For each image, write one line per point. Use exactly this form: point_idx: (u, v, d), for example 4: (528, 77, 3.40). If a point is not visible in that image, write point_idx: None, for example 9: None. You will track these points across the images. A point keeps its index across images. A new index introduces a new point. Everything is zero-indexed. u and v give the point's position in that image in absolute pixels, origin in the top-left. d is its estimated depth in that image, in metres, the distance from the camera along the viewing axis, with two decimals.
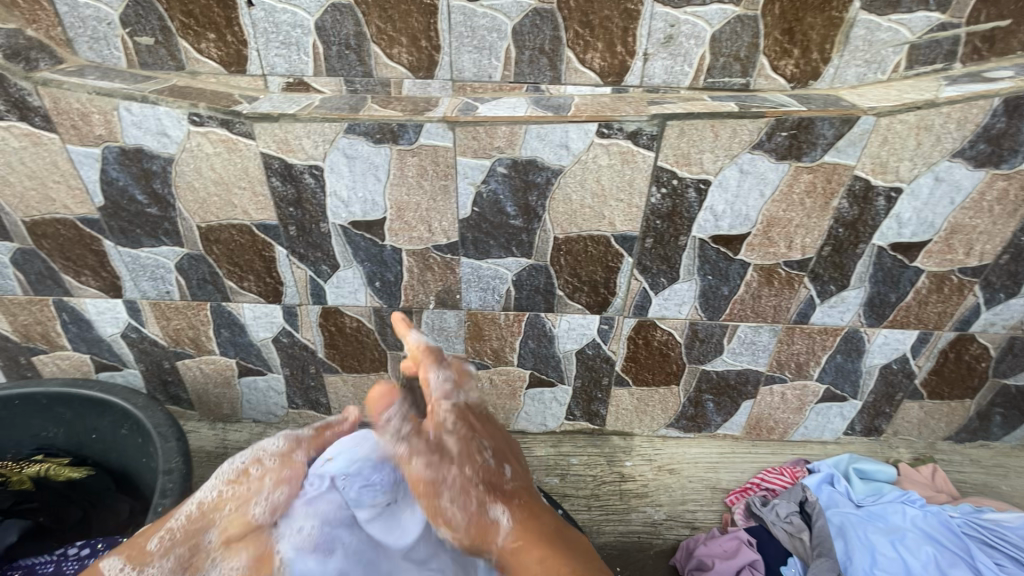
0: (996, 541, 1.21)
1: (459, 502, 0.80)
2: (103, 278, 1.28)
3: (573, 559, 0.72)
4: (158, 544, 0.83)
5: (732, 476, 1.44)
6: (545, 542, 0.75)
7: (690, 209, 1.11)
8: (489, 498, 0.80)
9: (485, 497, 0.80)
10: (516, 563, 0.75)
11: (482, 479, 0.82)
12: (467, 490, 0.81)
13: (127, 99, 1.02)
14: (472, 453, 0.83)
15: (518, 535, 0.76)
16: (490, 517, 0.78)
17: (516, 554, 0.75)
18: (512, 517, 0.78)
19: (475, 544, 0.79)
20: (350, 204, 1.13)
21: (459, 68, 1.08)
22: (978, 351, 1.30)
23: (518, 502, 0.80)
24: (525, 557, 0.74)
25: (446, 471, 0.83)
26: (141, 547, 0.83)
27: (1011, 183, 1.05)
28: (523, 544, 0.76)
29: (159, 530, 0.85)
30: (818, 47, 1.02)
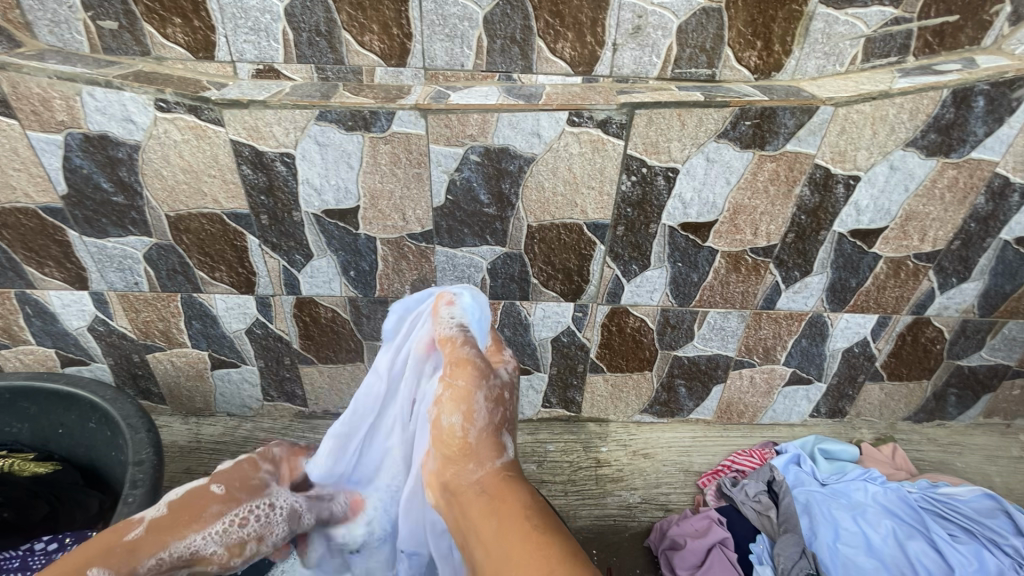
0: (950, 513, 1.27)
1: (491, 404, 0.74)
2: (68, 270, 1.25)
3: (539, 519, 0.65)
4: (154, 567, 0.74)
5: (704, 459, 1.48)
6: (529, 484, 0.71)
7: (660, 197, 1.14)
8: (505, 427, 0.75)
9: (504, 424, 0.75)
10: (496, 492, 0.69)
11: (508, 415, 0.76)
12: (495, 403, 0.75)
13: (90, 84, 1.00)
14: (507, 397, 0.77)
15: (499, 478, 0.71)
16: (502, 441, 0.74)
17: (503, 484, 0.70)
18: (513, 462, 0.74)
19: (465, 452, 0.73)
20: (323, 192, 1.13)
21: (431, 56, 1.08)
22: (934, 334, 1.36)
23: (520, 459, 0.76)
24: (499, 505, 0.67)
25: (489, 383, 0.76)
26: (134, 564, 0.73)
27: (960, 171, 1.11)
28: (495, 489, 0.70)
29: (158, 547, 0.75)
30: (780, 40, 1.06)
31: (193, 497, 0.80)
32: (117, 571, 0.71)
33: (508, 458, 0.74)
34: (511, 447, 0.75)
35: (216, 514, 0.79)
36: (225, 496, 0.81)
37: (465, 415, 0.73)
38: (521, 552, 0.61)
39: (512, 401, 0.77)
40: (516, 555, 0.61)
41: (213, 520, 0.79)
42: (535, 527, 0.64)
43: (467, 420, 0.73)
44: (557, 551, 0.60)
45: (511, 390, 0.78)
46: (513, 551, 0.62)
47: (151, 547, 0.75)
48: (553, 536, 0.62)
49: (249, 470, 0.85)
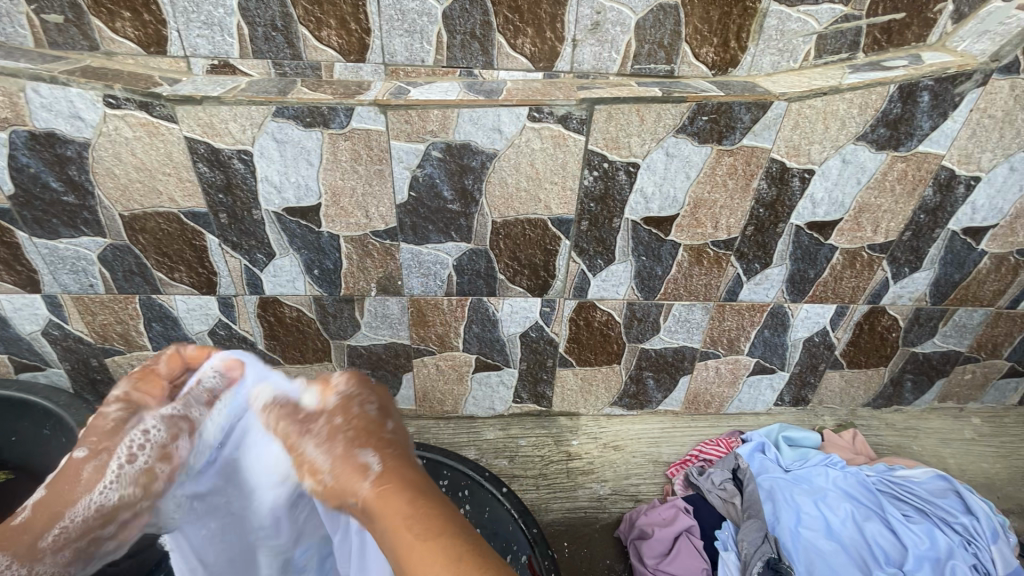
0: (905, 495, 1.32)
1: (324, 445, 0.77)
2: (18, 273, 1.21)
3: (421, 526, 0.66)
4: (52, 542, 0.78)
5: (673, 449, 1.51)
6: (409, 488, 0.71)
7: (622, 192, 1.15)
8: (357, 444, 0.76)
9: (355, 441, 0.76)
10: (379, 509, 0.70)
11: (354, 429, 0.78)
12: (332, 437, 0.77)
13: (34, 80, 0.96)
14: (349, 408, 0.80)
15: (382, 490, 0.71)
16: (361, 461, 0.74)
17: (379, 498, 0.70)
18: (381, 467, 0.73)
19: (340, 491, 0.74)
20: (283, 190, 1.11)
21: (391, 52, 1.07)
22: (890, 322, 1.40)
23: (394, 454, 0.76)
24: (382, 522, 0.69)
25: (319, 421, 0.79)
26: (29, 544, 0.76)
27: (909, 164, 1.14)
28: (381, 501, 0.70)
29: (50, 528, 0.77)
30: (735, 36, 1.08)
31: (69, 470, 0.79)
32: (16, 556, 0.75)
33: (373, 464, 0.74)
34: (371, 455, 0.74)
35: (94, 472, 0.79)
36: (90, 454, 0.80)
37: (319, 455, 0.76)
38: (416, 553, 0.64)
39: (351, 415, 0.79)
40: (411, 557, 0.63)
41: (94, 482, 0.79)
42: (421, 536, 0.65)
43: (321, 459, 0.76)
44: (441, 548, 0.63)
45: (345, 404, 0.80)
46: (405, 556, 0.64)
47: (44, 525, 0.78)
48: (442, 535, 0.65)
49: (102, 422, 0.82)
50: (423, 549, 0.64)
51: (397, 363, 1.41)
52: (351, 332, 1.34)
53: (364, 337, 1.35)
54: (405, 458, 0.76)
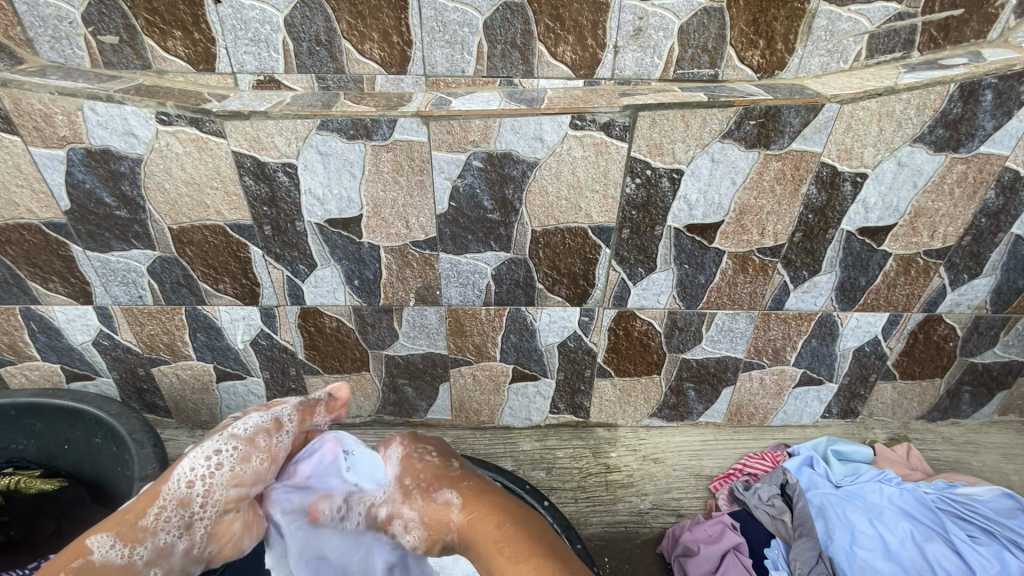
0: (968, 514, 1.25)
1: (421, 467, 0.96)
2: (72, 285, 1.25)
3: (513, 550, 0.80)
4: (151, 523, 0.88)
5: (715, 462, 1.46)
6: (495, 512, 0.86)
7: (665, 199, 1.12)
8: (437, 485, 0.92)
9: (431, 486, 0.92)
10: (471, 534, 0.85)
11: (432, 475, 0.94)
12: (410, 493, 0.93)
13: (91, 99, 1.00)
14: (415, 463, 0.97)
15: (470, 514, 0.87)
16: (439, 499, 0.91)
17: (471, 526, 0.86)
18: (462, 499, 0.89)
19: (434, 529, 0.90)
20: (326, 202, 1.12)
21: (432, 63, 1.08)
22: (947, 331, 1.34)
23: (472, 488, 0.91)
24: (478, 544, 0.84)
25: (388, 488, 0.96)
26: (131, 525, 0.87)
27: (969, 166, 1.09)
28: (474, 522, 0.86)
29: (150, 508, 0.88)
30: (783, 38, 1.05)
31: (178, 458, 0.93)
32: (120, 538, 0.86)
33: (457, 499, 0.89)
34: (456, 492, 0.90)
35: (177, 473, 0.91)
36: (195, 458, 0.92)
37: (407, 525, 0.92)
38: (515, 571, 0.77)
39: (417, 470, 0.95)
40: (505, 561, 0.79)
41: (184, 460, 0.92)
42: (512, 559, 0.79)
43: (409, 523, 0.91)
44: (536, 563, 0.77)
45: (410, 469, 0.96)
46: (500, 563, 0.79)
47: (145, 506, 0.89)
48: (540, 558, 0.78)
49: (225, 424, 0.99)
50: (504, 540, 0.81)
51: (434, 373, 1.41)
52: (389, 342, 1.34)
53: (402, 347, 1.35)
54: (482, 490, 0.91)
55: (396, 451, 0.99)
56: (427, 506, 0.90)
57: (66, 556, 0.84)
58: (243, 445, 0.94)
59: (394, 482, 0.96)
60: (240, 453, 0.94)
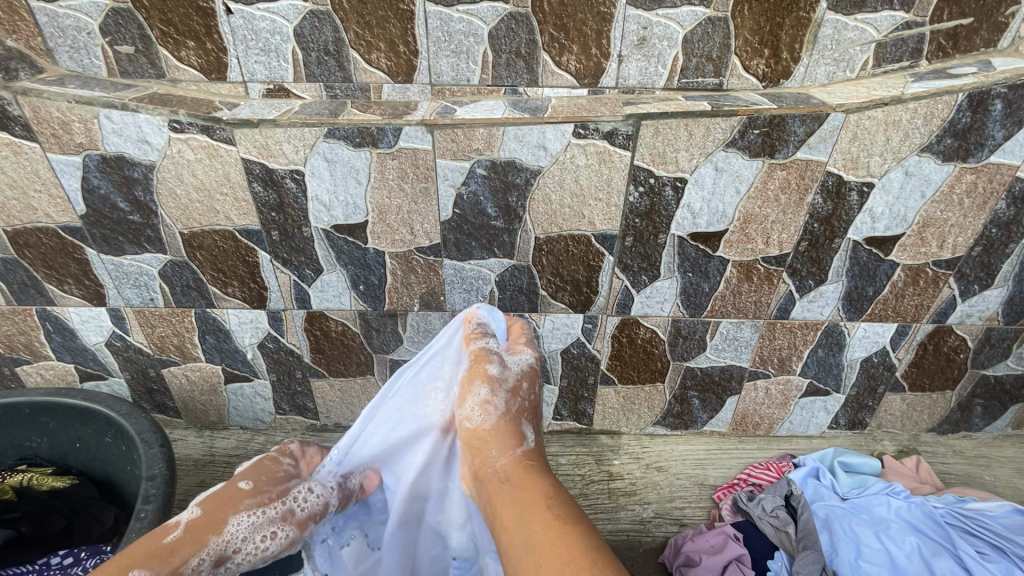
0: (978, 530, 1.23)
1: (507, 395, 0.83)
2: (86, 287, 1.28)
3: (561, 510, 0.68)
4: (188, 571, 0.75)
5: (720, 472, 1.45)
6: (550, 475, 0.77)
7: (668, 208, 1.13)
8: (521, 418, 0.82)
9: (518, 417, 0.82)
10: (518, 481, 0.74)
11: (528, 405, 0.84)
12: (515, 394, 0.84)
13: (106, 107, 1.03)
14: (525, 387, 0.86)
15: (522, 466, 0.77)
16: (518, 432, 0.81)
17: (524, 474, 0.75)
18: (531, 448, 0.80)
19: (491, 441, 0.79)
20: (332, 208, 1.14)
21: (437, 72, 1.09)
22: (957, 342, 1.32)
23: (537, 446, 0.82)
24: (520, 493, 0.72)
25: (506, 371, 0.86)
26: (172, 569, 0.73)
27: (979, 176, 1.08)
28: (517, 477, 0.75)
29: (189, 561, 0.75)
30: (788, 47, 1.05)
31: (223, 493, 0.80)
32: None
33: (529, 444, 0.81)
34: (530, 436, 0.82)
35: (247, 505, 0.80)
36: (255, 491, 0.82)
37: (484, 406, 0.82)
38: (549, 539, 0.65)
39: (531, 391, 0.85)
40: (545, 552, 0.63)
41: (234, 516, 0.78)
42: (560, 517, 0.67)
43: (489, 408, 0.82)
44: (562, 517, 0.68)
45: (529, 379, 0.86)
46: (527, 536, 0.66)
47: (190, 551, 0.75)
48: (578, 529, 0.66)
49: (271, 465, 0.86)
50: (557, 498, 0.71)
51: None
52: (393, 346, 1.36)
53: (406, 352, 1.37)
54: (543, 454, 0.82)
55: (528, 355, 0.89)
56: (506, 425, 0.81)
57: None
58: (293, 528, 0.82)
59: (513, 372, 0.86)
60: (283, 530, 0.81)
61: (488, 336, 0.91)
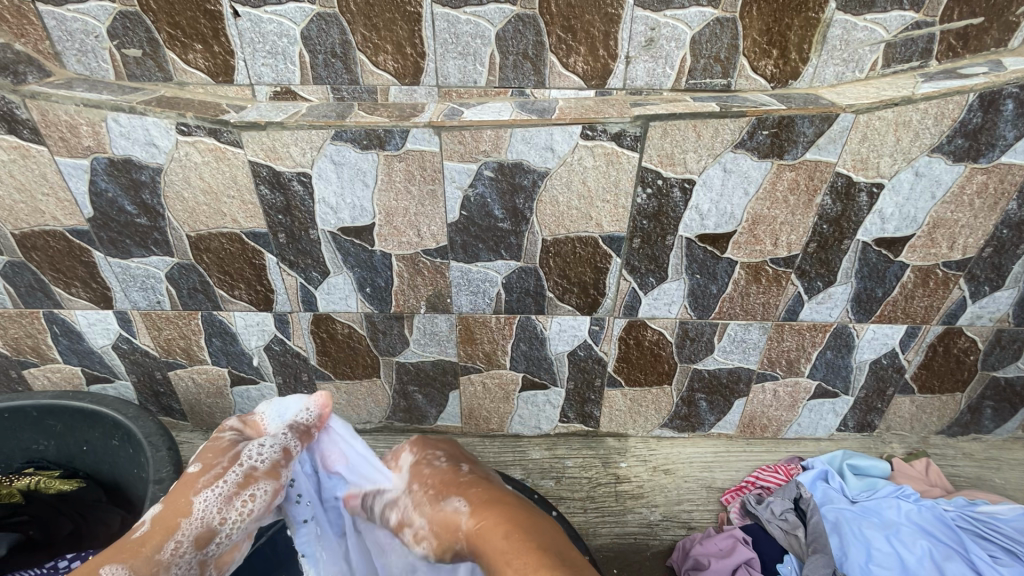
0: (989, 533, 1.22)
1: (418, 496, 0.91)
2: (94, 290, 1.28)
3: (519, 561, 0.74)
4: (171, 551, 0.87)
5: (727, 474, 1.44)
6: (502, 521, 0.81)
7: (676, 209, 1.12)
8: (446, 494, 0.89)
9: (440, 495, 0.89)
10: (480, 546, 0.80)
11: (441, 485, 0.91)
12: (420, 496, 0.91)
13: (114, 110, 1.03)
14: (424, 469, 0.95)
15: (477, 535, 0.81)
16: (448, 508, 0.86)
17: (479, 535, 0.81)
18: (471, 506, 0.85)
19: (444, 540, 0.85)
20: (339, 211, 1.14)
21: (444, 74, 1.09)
22: (967, 344, 1.31)
23: (475, 495, 0.86)
24: (488, 553, 0.78)
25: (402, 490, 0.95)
26: (149, 555, 0.85)
27: (990, 177, 1.07)
28: (477, 550, 0.80)
29: (167, 539, 0.87)
30: (797, 48, 1.04)
31: (179, 484, 0.93)
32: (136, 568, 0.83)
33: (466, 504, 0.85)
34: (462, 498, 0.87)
35: (204, 482, 0.93)
36: (205, 468, 0.94)
37: (418, 534, 0.88)
38: None
39: (429, 474, 0.93)
40: None
41: (195, 496, 0.91)
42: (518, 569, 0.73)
43: (423, 535, 0.88)
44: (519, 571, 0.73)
45: (424, 464, 0.95)
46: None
47: (162, 537, 0.87)
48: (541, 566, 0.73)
49: (216, 443, 0.98)
50: (512, 553, 0.75)
51: (444, 380, 1.41)
52: (400, 349, 1.35)
53: (412, 354, 1.36)
54: (482, 501, 0.85)
55: (406, 458, 0.98)
56: (438, 516, 0.87)
57: None
58: (263, 476, 0.96)
59: (401, 486, 0.95)
60: (246, 487, 0.94)
61: (362, 505, 0.97)
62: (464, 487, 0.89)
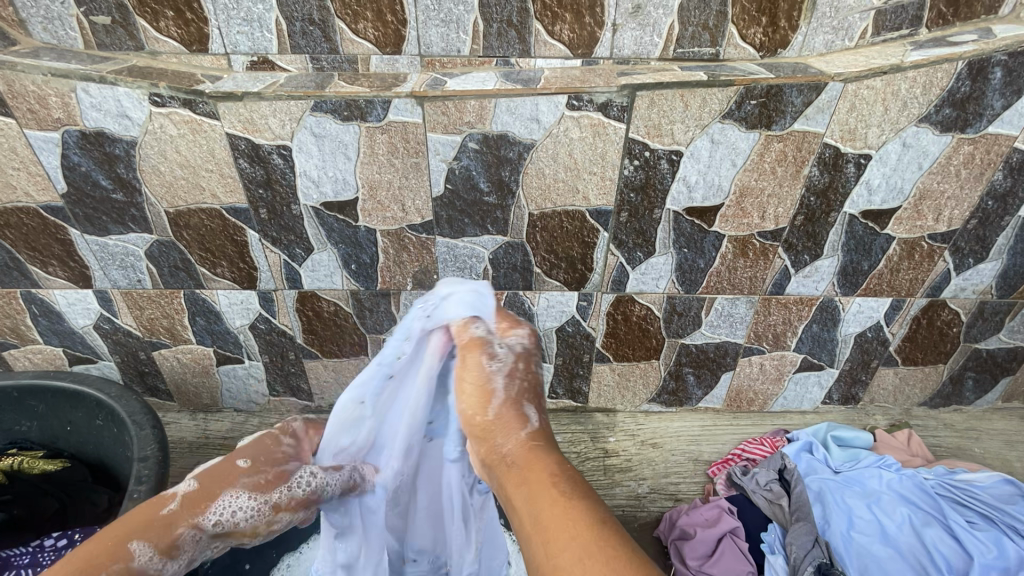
0: (967, 500, 1.24)
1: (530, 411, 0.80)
2: (71, 269, 1.25)
3: (568, 485, 0.67)
4: (187, 541, 0.75)
5: (714, 447, 1.46)
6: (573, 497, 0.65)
7: (663, 181, 1.11)
8: (524, 398, 0.81)
9: (523, 398, 0.81)
10: (525, 460, 0.72)
11: (527, 385, 0.83)
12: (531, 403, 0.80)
13: (84, 80, 0.99)
14: (528, 362, 0.85)
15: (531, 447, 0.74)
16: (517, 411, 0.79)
17: (529, 453, 0.73)
18: (538, 427, 0.77)
19: (491, 432, 0.77)
20: (321, 185, 1.12)
21: (427, 43, 1.06)
22: (950, 316, 1.32)
23: (548, 421, 0.80)
24: (528, 475, 0.70)
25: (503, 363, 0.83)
26: (172, 537, 0.73)
27: (977, 147, 1.06)
28: (526, 458, 0.72)
29: (190, 524, 0.75)
30: (786, 15, 1.02)
31: (223, 467, 0.79)
32: (160, 548, 0.72)
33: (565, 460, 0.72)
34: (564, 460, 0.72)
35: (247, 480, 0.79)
36: (253, 468, 0.80)
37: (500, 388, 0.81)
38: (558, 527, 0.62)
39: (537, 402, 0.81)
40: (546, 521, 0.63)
41: (230, 490, 0.77)
42: (566, 494, 0.66)
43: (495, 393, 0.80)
44: (583, 509, 0.63)
45: (525, 359, 0.85)
46: (551, 535, 0.62)
47: (188, 513, 0.75)
48: (592, 501, 0.65)
49: (271, 445, 0.84)
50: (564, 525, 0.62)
51: None
52: (387, 327, 1.34)
53: None
54: (557, 428, 0.79)
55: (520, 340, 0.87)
56: (505, 410, 0.79)
57: (100, 561, 0.67)
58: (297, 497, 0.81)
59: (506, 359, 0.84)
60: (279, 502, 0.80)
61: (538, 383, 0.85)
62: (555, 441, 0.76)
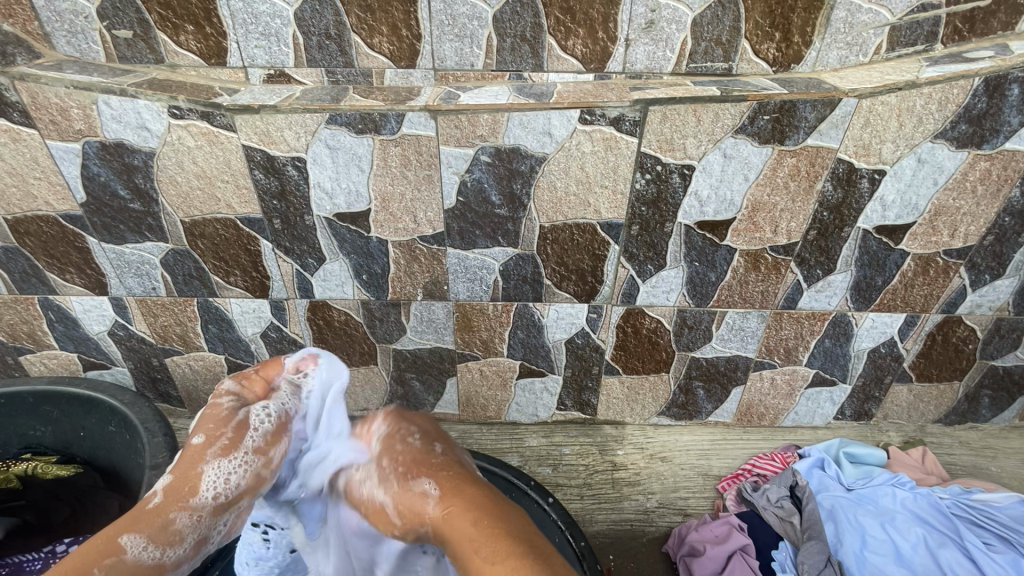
0: (983, 520, 1.22)
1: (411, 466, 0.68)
2: (88, 276, 1.27)
3: (488, 549, 0.56)
4: (187, 521, 0.70)
5: (724, 463, 1.44)
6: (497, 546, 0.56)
7: (675, 195, 1.11)
8: (412, 471, 0.66)
9: (407, 472, 0.67)
10: (449, 534, 0.60)
11: (407, 456, 0.68)
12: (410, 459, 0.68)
13: (105, 93, 1.01)
14: (393, 444, 0.71)
15: (440, 528, 0.61)
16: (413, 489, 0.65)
17: (448, 524, 0.61)
18: (442, 490, 0.64)
19: (406, 524, 0.64)
20: (334, 196, 1.13)
21: (441, 57, 1.07)
22: (966, 333, 1.30)
23: (452, 475, 0.65)
24: (453, 555, 0.59)
25: (366, 461, 0.72)
26: (166, 522, 0.69)
27: (993, 163, 1.06)
28: (444, 538, 0.61)
29: (178, 503, 0.70)
30: (799, 30, 1.02)
31: (188, 449, 0.74)
32: (154, 537, 0.67)
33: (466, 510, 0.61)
34: (465, 513, 0.60)
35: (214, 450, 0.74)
36: (210, 437, 0.75)
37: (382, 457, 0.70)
38: None
39: (413, 445, 0.70)
40: None
41: (206, 466, 0.72)
42: (489, 560, 0.56)
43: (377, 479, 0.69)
44: (519, 571, 0.53)
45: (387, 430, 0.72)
46: None
47: (173, 501, 0.71)
48: (528, 571, 0.53)
49: (216, 410, 0.78)
50: None
51: (441, 368, 1.41)
52: (396, 336, 1.35)
53: (410, 342, 1.36)
54: (461, 478, 0.65)
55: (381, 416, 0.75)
56: (398, 493, 0.65)
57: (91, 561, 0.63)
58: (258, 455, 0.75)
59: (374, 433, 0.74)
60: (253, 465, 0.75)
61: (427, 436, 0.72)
62: (452, 485, 0.64)
